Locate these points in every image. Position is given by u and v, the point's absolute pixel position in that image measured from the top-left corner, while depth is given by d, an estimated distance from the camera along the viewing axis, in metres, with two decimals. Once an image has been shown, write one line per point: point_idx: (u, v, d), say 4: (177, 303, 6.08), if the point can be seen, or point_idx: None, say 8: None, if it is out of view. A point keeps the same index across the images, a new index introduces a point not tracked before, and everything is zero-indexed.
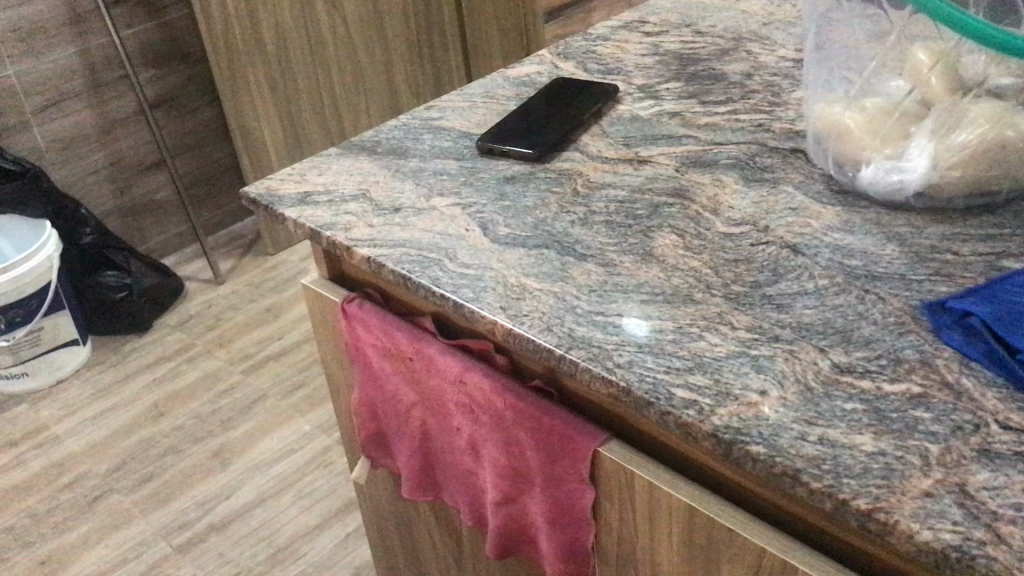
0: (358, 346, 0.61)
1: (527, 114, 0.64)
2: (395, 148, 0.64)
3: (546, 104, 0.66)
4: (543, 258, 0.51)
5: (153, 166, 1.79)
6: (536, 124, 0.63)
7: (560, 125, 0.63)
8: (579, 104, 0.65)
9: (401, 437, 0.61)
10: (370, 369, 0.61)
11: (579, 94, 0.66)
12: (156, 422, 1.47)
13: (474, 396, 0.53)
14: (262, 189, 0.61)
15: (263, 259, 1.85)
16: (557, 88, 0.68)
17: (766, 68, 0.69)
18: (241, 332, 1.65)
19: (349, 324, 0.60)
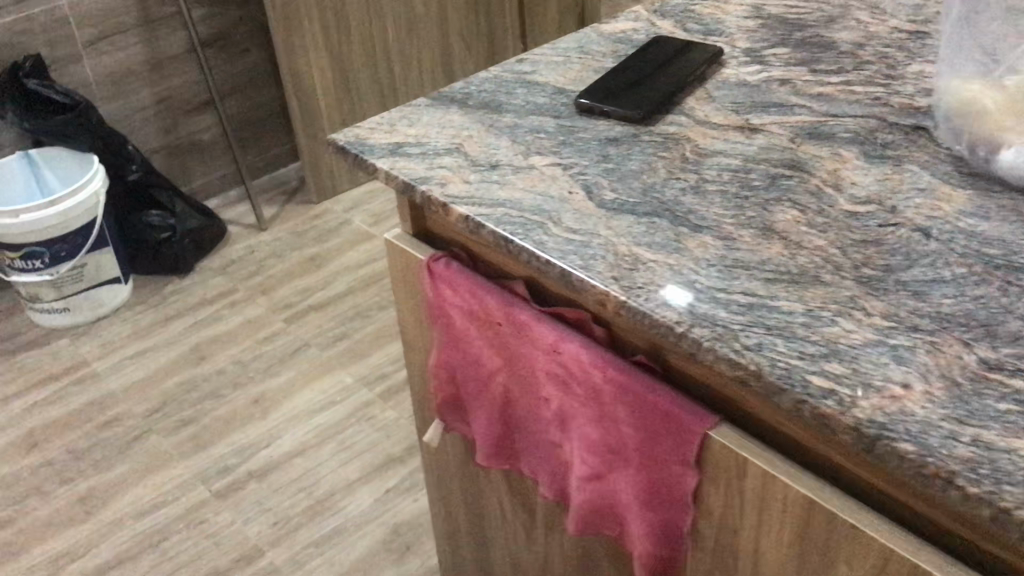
0: (441, 308, 0.58)
1: (627, 74, 0.61)
2: (486, 101, 0.61)
3: (647, 64, 0.62)
4: (655, 226, 0.48)
5: (200, 106, 1.76)
6: (638, 86, 0.60)
7: (663, 88, 0.59)
8: (683, 66, 0.61)
9: (480, 403, 0.59)
10: (453, 332, 0.58)
11: (681, 55, 0.63)
12: (196, 365, 1.46)
13: (569, 368, 0.50)
14: (350, 138, 0.58)
15: (306, 207, 1.83)
16: (658, 48, 0.64)
17: (879, 37, 0.65)
18: (283, 280, 1.63)
19: (433, 284, 0.58)
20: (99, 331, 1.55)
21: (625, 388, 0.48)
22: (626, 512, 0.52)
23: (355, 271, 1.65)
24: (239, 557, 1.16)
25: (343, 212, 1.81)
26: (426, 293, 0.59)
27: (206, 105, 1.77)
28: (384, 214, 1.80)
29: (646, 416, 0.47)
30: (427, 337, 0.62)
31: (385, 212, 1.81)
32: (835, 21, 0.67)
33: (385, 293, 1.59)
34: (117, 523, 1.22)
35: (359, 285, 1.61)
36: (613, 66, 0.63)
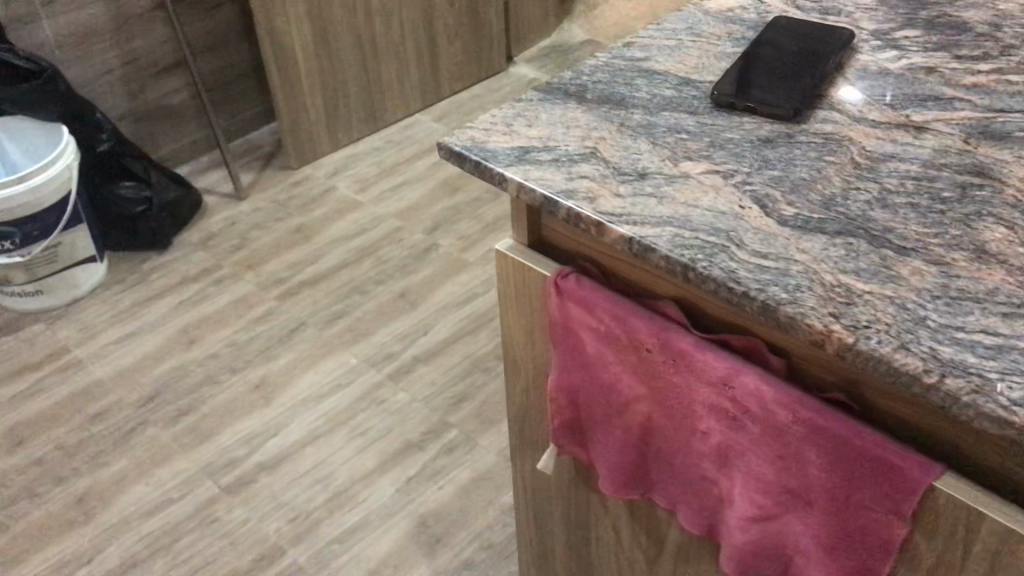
0: (567, 329, 0.52)
1: (761, 61, 0.55)
2: (607, 95, 0.54)
3: (779, 48, 0.56)
4: (854, 249, 0.43)
5: (169, 68, 1.65)
6: (777, 73, 0.54)
7: (806, 76, 0.54)
8: (822, 53, 0.55)
9: (608, 431, 0.54)
10: (580, 355, 0.53)
11: (814, 38, 0.57)
12: (188, 349, 1.38)
13: (745, 406, 0.45)
14: (465, 141, 0.51)
15: (285, 173, 1.74)
16: (785, 29, 0.58)
17: (1012, 16, 0.60)
18: (270, 255, 1.55)
19: (560, 303, 0.52)
20: (77, 314, 1.45)
21: (820, 432, 0.43)
22: (800, 554, 0.47)
23: (346, 243, 1.57)
24: (260, 558, 1.10)
25: (325, 178, 1.73)
26: (548, 312, 0.53)
27: (175, 65, 1.65)
28: (369, 180, 1.72)
29: (849, 464, 0.42)
30: (541, 354, 0.56)
31: (369, 177, 1.73)
32: None
33: (381, 266, 1.52)
34: (122, 524, 1.14)
35: (352, 258, 1.54)
36: (738, 53, 0.57)
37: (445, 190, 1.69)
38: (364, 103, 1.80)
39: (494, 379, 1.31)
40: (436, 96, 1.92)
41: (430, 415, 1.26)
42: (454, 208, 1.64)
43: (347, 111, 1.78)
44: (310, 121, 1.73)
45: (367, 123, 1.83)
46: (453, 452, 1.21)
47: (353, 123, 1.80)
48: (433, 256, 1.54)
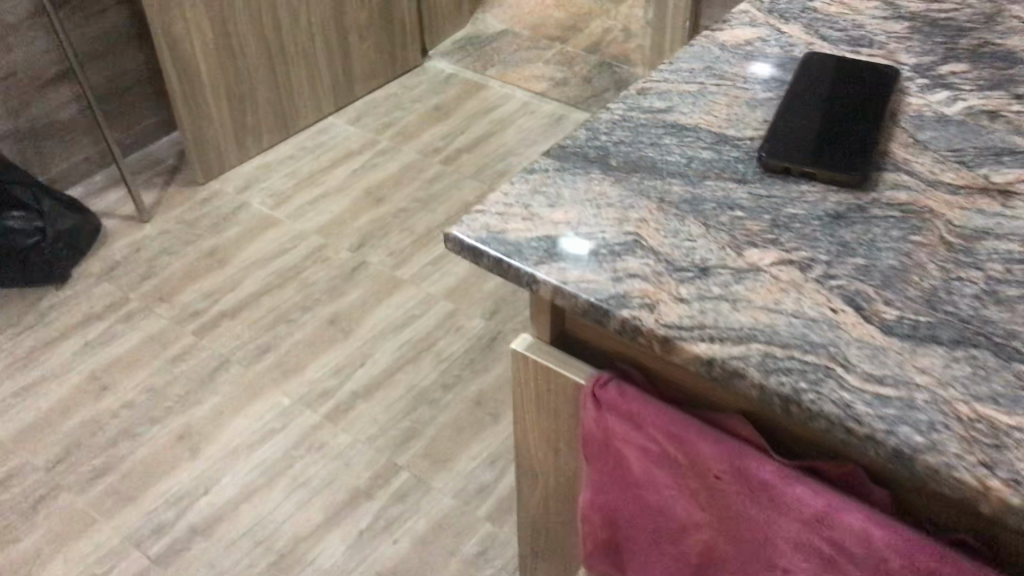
0: (604, 442, 0.44)
1: (807, 111, 0.48)
2: (635, 161, 0.46)
3: (821, 92, 0.49)
4: (982, 364, 0.35)
5: (54, 80, 1.49)
6: (829, 126, 0.47)
7: (862, 129, 0.46)
8: (872, 98, 0.48)
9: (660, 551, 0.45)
10: (621, 472, 0.44)
11: (857, 79, 0.50)
12: (99, 399, 1.25)
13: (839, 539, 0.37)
14: (480, 231, 0.42)
15: (191, 190, 1.60)
16: (821, 68, 0.51)
17: None
18: (183, 283, 1.42)
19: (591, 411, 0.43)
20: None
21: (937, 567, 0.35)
22: None
23: (265, 266, 1.45)
24: None
25: (236, 193, 1.60)
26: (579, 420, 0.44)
27: (61, 77, 1.49)
28: (284, 193, 1.60)
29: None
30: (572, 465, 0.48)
31: (284, 190, 1.60)
32: (990, 19, 0.56)
33: (307, 290, 1.41)
34: None
35: (274, 283, 1.42)
36: (773, 100, 0.50)
37: (368, 201, 1.58)
38: (273, 108, 1.67)
39: (441, 411, 1.22)
40: (349, 97, 1.80)
41: (376, 457, 1.17)
42: (381, 221, 1.53)
43: (255, 118, 1.65)
44: (217, 131, 1.59)
45: (277, 131, 1.70)
46: (406, 498, 1.12)
47: (262, 131, 1.67)
48: (362, 275, 1.43)
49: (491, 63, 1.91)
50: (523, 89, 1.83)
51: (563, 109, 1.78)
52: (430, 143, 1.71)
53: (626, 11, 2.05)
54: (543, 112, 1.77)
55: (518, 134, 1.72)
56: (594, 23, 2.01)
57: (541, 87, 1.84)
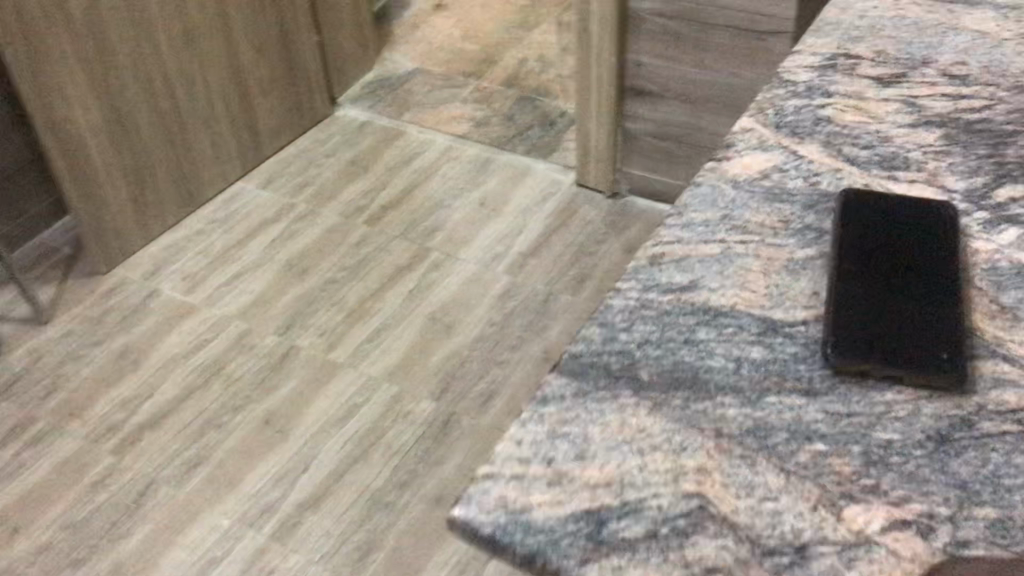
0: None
1: (867, 276, 0.39)
2: (672, 371, 0.36)
3: (875, 245, 0.40)
4: None
5: None
6: (899, 295, 0.38)
7: (939, 296, 0.38)
8: (936, 249, 0.40)
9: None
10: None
11: (909, 222, 0.41)
12: (10, 545, 1.10)
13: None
14: (492, 507, 0.32)
15: (93, 282, 1.45)
16: (864, 210, 0.42)
17: None
18: (95, 394, 1.28)
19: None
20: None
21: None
22: None
23: (185, 362, 1.32)
24: None
25: (144, 280, 1.46)
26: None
27: None
28: (197, 276, 1.46)
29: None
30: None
31: (197, 272, 1.47)
32: None
33: (234, 387, 1.28)
34: None
35: (197, 382, 1.29)
36: (816, 260, 0.41)
37: (291, 275, 1.45)
38: (176, 181, 1.53)
39: (400, 515, 1.11)
40: (257, 158, 1.67)
41: None
42: (307, 296, 1.41)
43: (157, 195, 1.50)
44: (115, 215, 1.44)
45: (182, 205, 1.56)
46: None
47: (165, 208, 1.53)
48: (294, 362, 1.31)
49: (406, 106, 1.80)
50: (443, 133, 1.73)
51: (487, 151, 1.68)
52: (350, 202, 1.59)
53: (540, 37, 1.95)
54: (467, 157, 1.67)
55: (443, 184, 1.61)
56: (508, 53, 1.92)
57: (461, 129, 1.73)
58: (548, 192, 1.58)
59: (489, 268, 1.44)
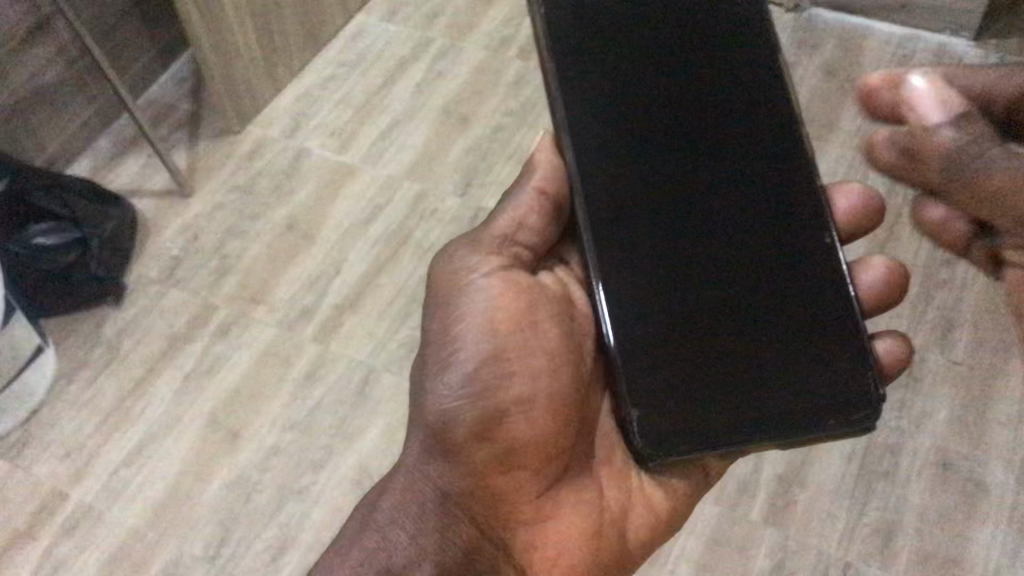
0: (499, 359, 0.62)
1: (607, 81, 0.60)
2: (714, 222, 0.60)
3: (627, 78, 0.60)
4: None
5: (31, 35, 1.13)
6: (654, 123, 0.60)
7: (756, 84, 0.60)
8: (688, 64, 0.60)
9: (739, 352, 0.59)
10: (664, 316, 0.59)
11: (629, 38, 0.60)
12: (232, 448, 1.00)
13: (729, 180, 0.60)
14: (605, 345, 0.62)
15: (227, 143, 1.27)
16: (567, 16, 0.60)
17: None
18: (273, 274, 1.14)
19: (488, 297, 0.62)
20: (32, 445, 1.01)
21: None
22: None
23: (366, 232, 1.17)
24: None
25: (285, 138, 1.27)
26: (536, 338, 0.63)
27: (49, 20, 1.14)
28: (345, 130, 1.27)
29: None
30: (587, 411, 0.66)
31: (344, 125, 1.28)
32: None
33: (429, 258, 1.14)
34: None
35: (384, 255, 1.14)
36: (578, 86, 0.60)
37: (453, 123, 1.27)
38: (299, 19, 1.31)
39: None
40: None
41: None
42: (478, 148, 1.24)
43: (284, 35, 1.29)
44: (247, 65, 1.25)
45: (307, 44, 1.34)
46: None
47: (291, 51, 1.32)
48: None
49: None
50: None
51: None
52: (494, 31, 1.37)
53: None
54: None
55: None
56: None
57: None
58: None
59: None
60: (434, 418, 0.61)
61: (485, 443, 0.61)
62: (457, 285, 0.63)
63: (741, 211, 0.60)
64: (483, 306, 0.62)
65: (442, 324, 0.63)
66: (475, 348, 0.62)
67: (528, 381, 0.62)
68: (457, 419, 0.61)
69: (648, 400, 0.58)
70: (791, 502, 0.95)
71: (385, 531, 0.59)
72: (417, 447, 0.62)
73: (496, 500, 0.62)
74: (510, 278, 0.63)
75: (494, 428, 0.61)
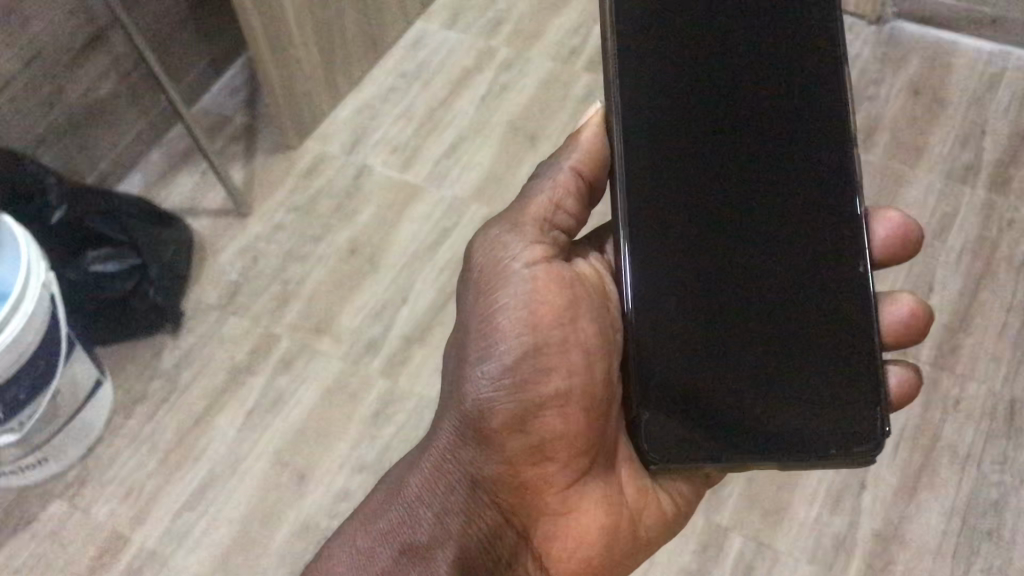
0: (537, 350, 0.61)
1: (666, 67, 0.59)
2: (750, 224, 0.60)
3: (685, 64, 0.60)
4: None
5: (86, 50, 1.08)
6: (704, 117, 0.60)
7: (813, 95, 0.61)
8: (747, 58, 0.60)
9: (768, 358, 0.59)
10: (696, 311, 0.59)
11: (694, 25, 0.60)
12: (299, 492, 0.96)
13: (769, 184, 0.60)
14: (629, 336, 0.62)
15: (285, 160, 1.22)
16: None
17: None
18: (337, 303, 1.09)
19: (531, 289, 0.61)
20: (91, 485, 0.97)
21: None
22: None
23: (433, 258, 1.12)
24: None
25: (345, 155, 1.22)
26: (577, 334, 0.62)
27: (103, 34, 1.09)
28: (407, 148, 1.22)
29: None
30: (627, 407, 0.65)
31: (406, 142, 1.23)
32: None
33: None
34: None
35: (452, 284, 1.09)
36: (638, 67, 0.59)
37: (521, 142, 1.21)
38: (361, 29, 1.25)
39: None
40: None
41: (692, 521, 0.93)
42: None
43: (344, 46, 1.23)
44: (307, 79, 1.19)
45: (366, 54, 1.28)
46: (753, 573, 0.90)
47: (351, 62, 1.26)
48: None
49: None
50: None
51: None
52: (561, 42, 1.31)
53: None
54: None
55: None
56: None
57: None
58: None
59: None
60: (470, 407, 0.61)
61: (518, 436, 0.61)
62: (498, 273, 0.62)
63: (777, 216, 0.60)
64: (524, 297, 0.61)
65: (482, 310, 0.62)
66: (514, 343, 0.60)
67: (565, 375, 0.61)
68: (493, 410, 0.60)
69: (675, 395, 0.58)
70: (890, 562, 0.90)
71: (411, 508, 0.62)
72: (451, 428, 0.63)
73: (520, 486, 0.63)
74: (553, 271, 0.62)
75: (528, 422, 0.61)
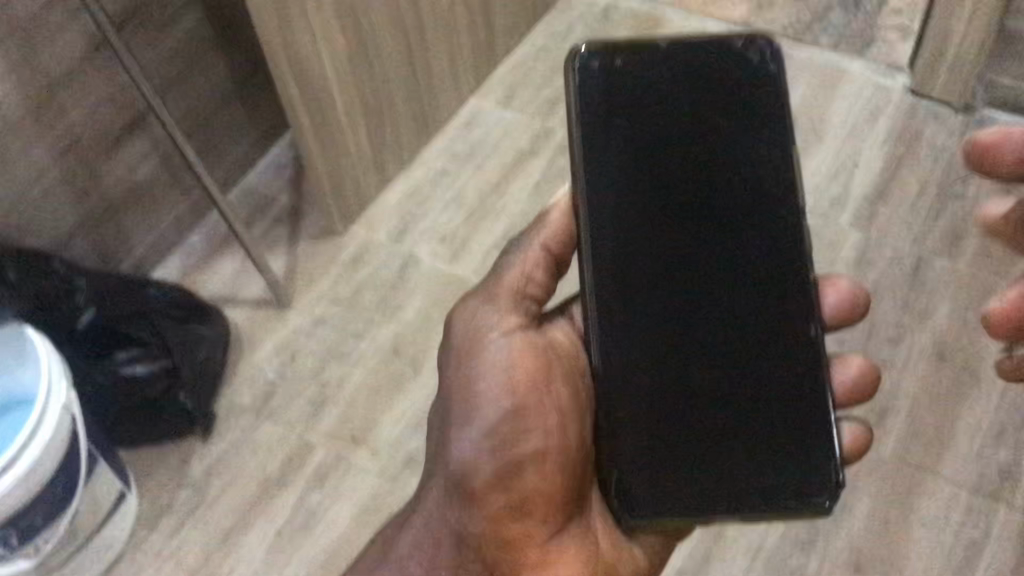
0: (514, 413, 0.58)
1: (627, 145, 0.58)
2: (715, 297, 0.58)
3: (644, 140, 0.58)
4: None
5: (123, 138, 1.03)
6: (669, 191, 0.58)
7: (775, 157, 0.58)
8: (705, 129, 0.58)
9: (733, 429, 0.57)
10: (660, 389, 0.58)
11: (651, 102, 0.59)
12: None
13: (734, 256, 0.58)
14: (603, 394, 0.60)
15: (328, 247, 1.16)
16: (593, 79, 0.58)
17: None
18: (376, 411, 1.02)
19: (509, 358, 0.59)
20: None
21: None
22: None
23: None
24: None
25: (391, 244, 1.15)
26: (553, 398, 0.59)
27: (139, 121, 1.04)
28: (456, 237, 1.15)
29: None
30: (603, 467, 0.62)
31: (456, 230, 1.16)
32: None
33: None
34: None
35: None
36: (598, 153, 0.58)
37: None
38: (412, 110, 1.19)
39: None
40: (491, 65, 1.30)
41: None
42: None
43: (394, 128, 1.17)
44: (354, 164, 1.13)
45: (417, 134, 1.22)
46: None
47: (400, 143, 1.20)
48: None
49: None
50: (716, 19, 1.35)
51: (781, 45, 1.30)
52: None
53: None
54: None
55: None
56: None
57: (741, 14, 1.36)
58: (878, 105, 1.22)
59: (830, 224, 1.12)
60: (453, 469, 0.58)
61: (501, 493, 0.58)
62: (476, 342, 0.60)
63: (742, 285, 0.58)
64: (502, 367, 0.59)
65: (459, 378, 0.60)
66: (494, 409, 0.58)
67: (542, 436, 0.58)
68: (472, 474, 0.58)
69: (634, 470, 0.57)
70: None
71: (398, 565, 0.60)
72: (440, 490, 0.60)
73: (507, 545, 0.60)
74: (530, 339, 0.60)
75: (509, 483, 0.58)
